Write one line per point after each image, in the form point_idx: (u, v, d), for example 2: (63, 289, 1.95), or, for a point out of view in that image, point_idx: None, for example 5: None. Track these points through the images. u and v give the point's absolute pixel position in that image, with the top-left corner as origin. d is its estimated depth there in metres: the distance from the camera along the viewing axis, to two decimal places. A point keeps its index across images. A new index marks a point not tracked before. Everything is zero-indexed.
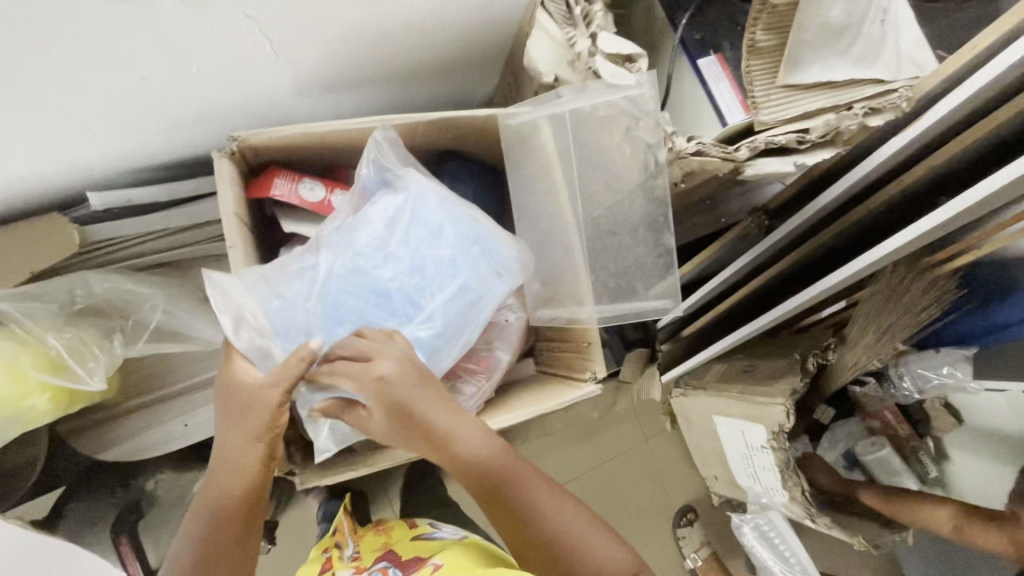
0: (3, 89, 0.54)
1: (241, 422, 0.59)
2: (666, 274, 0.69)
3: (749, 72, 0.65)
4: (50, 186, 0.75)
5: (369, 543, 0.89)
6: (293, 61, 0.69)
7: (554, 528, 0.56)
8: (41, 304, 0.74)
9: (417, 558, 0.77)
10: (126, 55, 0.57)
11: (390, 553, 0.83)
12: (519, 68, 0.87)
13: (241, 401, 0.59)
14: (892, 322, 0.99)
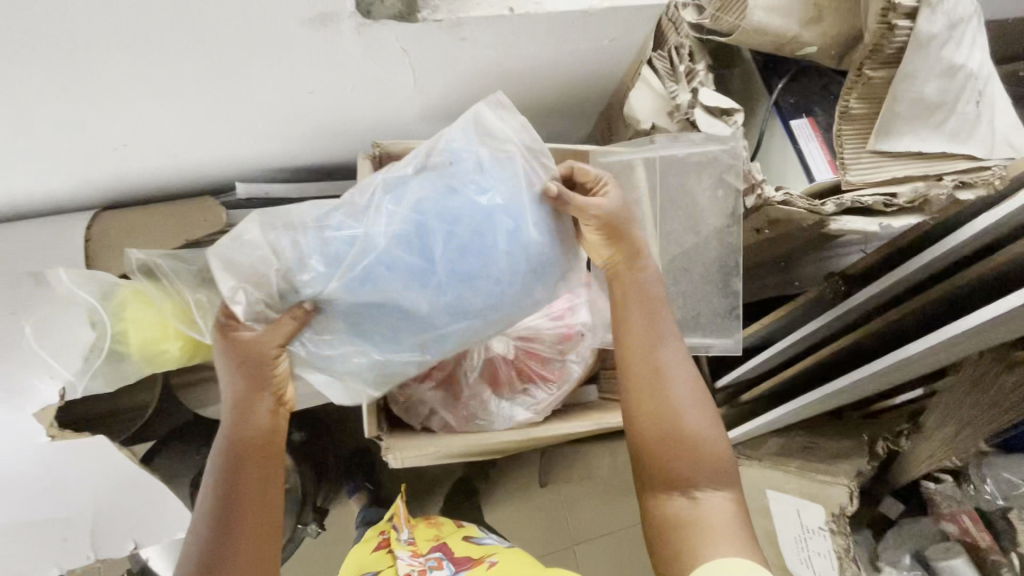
0: (207, 86, 0.68)
1: (257, 377, 0.61)
2: (730, 315, 0.74)
3: (840, 136, 0.69)
4: (210, 172, 0.89)
5: (423, 534, 0.92)
6: (426, 89, 0.81)
7: (693, 419, 0.62)
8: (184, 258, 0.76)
9: (469, 557, 0.82)
10: (303, 69, 0.70)
11: (445, 547, 0.87)
12: (615, 117, 0.95)
13: (254, 359, 0.60)
14: (974, 418, 0.91)
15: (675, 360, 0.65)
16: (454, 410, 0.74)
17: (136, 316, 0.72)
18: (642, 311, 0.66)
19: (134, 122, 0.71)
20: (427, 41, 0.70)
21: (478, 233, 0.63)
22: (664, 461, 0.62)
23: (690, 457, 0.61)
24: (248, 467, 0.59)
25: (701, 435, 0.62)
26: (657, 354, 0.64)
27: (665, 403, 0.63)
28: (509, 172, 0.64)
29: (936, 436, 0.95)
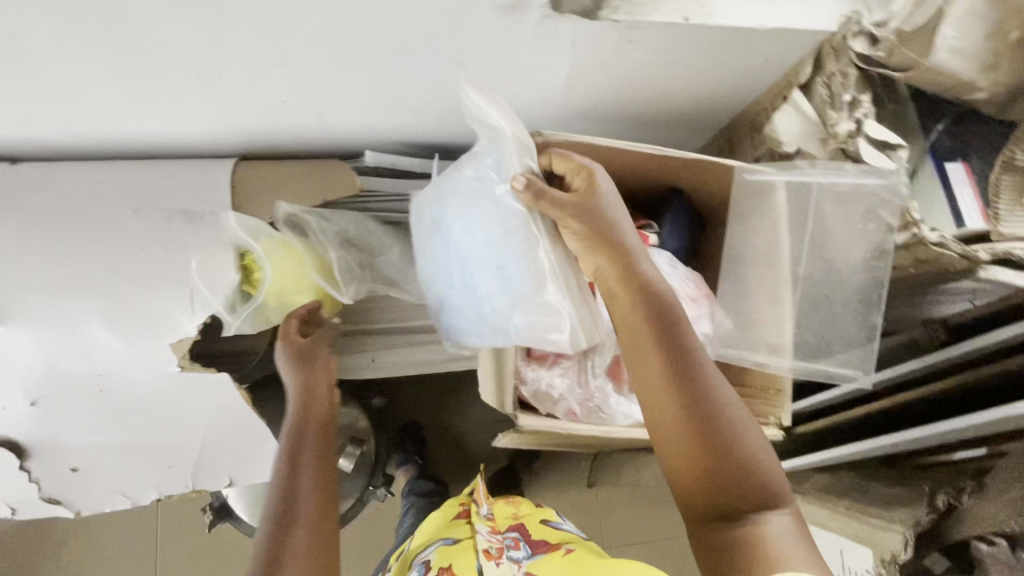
0: (380, 54, 0.70)
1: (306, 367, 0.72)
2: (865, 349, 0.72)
3: (998, 185, 0.69)
4: (345, 139, 0.92)
5: (501, 510, 0.90)
6: (574, 87, 0.83)
7: (743, 433, 0.53)
8: (325, 222, 0.84)
9: (546, 541, 0.80)
10: (472, 51, 0.71)
11: (521, 527, 0.84)
12: (739, 137, 0.96)
13: (297, 347, 0.73)
14: None
15: (710, 369, 0.56)
16: (579, 400, 0.73)
17: (281, 264, 0.80)
18: (664, 317, 0.58)
19: (310, 86, 0.74)
20: (598, 42, 0.72)
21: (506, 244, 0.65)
22: (707, 485, 0.52)
23: (741, 479, 0.52)
24: (309, 438, 0.63)
25: (753, 453, 0.53)
26: (693, 362, 0.56)
27: (706, 419, 0.53)
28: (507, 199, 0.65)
29: (999, 496, 1.01)
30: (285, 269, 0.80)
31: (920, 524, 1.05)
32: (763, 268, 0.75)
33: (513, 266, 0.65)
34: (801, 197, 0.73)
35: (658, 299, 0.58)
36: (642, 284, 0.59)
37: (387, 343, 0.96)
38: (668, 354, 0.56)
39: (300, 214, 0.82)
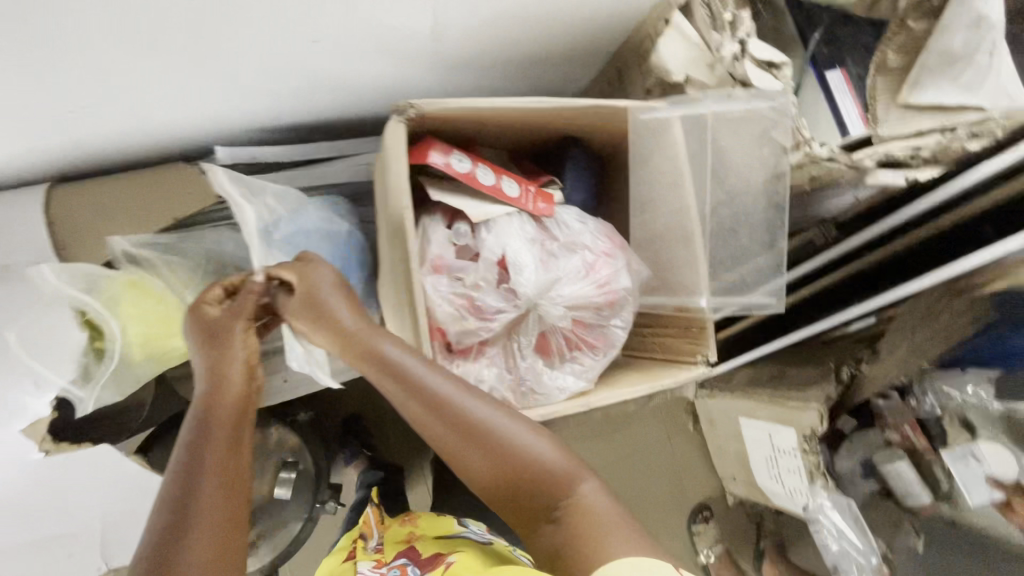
0: (187, 31, 0.56)
1: (215, 346, 0.63)
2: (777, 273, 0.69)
3: (874, 89, 0.72)
4: (186, 137, 0.77)
5: (394, 534, 0.88)
6: (442, 39, 0.73)
7: (518, 450, 0.56)
8: (179, 254, 0.73)
9: (436, 555, 0.75)
10: (308, 13, 0.59)
11: (411, 548, 0.80)
12: (626, 68, 0.91)
13: (205, 322, 0.65)
14: (926, 337, 1.12)
15: (468, 411, 0.58)
16: (510, 384, 0.70)
17: (134, 312, 0.68)
18: (407, 379, 0.59)
19: (110, 86, 0.60)
20: None
21: None
22: (519, 500, 0.56)
23: (536, 486, 0.55)
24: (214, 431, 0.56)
25: (533, 461, 0.56)
26: (454, 415, 0.58)
27: (485, 457, 0.57)
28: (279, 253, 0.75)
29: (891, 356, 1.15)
30: (141, 317, 0.68)
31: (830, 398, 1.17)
32: (670, 209, 0.73)
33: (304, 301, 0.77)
34: (698, 131, 0.70)
35: (404, 365, 0.59)
36: (378, 354, 0.60)
37: (295, 359, 0.86)
38: (435, 409, 0.58)
39: (144, 250, 0.71)
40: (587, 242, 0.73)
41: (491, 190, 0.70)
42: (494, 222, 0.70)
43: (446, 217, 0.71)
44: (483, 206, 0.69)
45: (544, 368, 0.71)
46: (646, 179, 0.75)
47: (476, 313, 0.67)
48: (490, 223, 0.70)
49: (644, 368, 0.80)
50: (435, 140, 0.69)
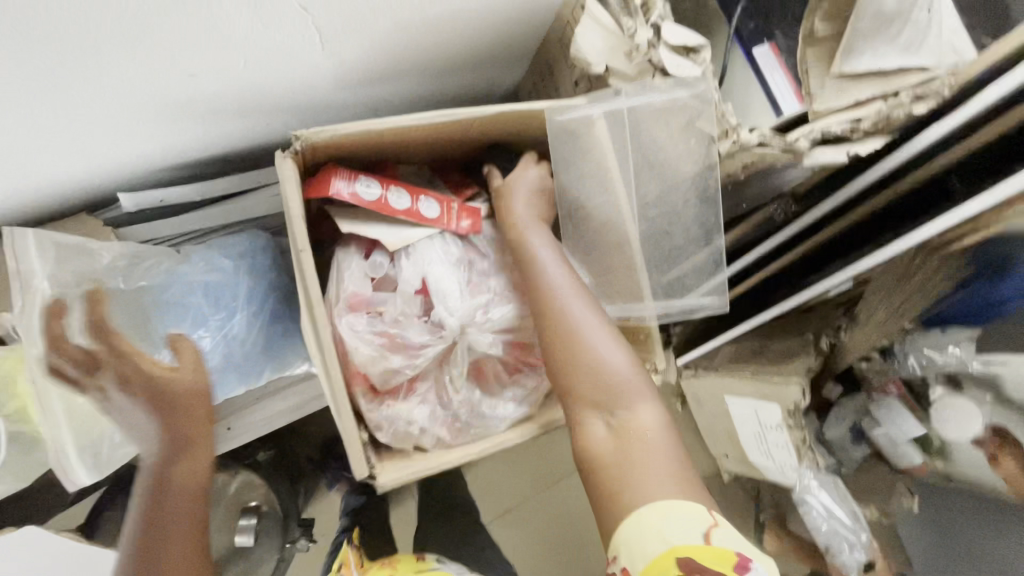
0: (28, 77, 0.50)
1: (151, 390, 0.59)
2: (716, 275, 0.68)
3: (804, 61, 0.67)
4: (78, 187, 0.72)
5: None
6: (338, 53, 0.67)
7: (598, 370, 0.61)
8: None
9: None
10: (167, 46, 0.54)
11: None
12: (554, 60, 0.86)
13: (135, 372, 0.58)
14: (903, 302, 1.09)
15: (572, 319, 0.63)
16: (446, 422, 0.67)
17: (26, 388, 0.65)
18: (546, 287, 0.64)
19: None
20: None
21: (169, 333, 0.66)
22: (582, 406, 0.61)
23: (602, 398, 0.61)
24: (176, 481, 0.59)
25: (612, 379, 0.61)
26: (557, 316, 0.63)
27: (567, 356, 0.62)
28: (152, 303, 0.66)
29: (869, 322, 1.15)
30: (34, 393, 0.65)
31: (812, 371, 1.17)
32: (602, 211, 0.69)
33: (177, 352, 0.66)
34: (621, 129, 0.65)
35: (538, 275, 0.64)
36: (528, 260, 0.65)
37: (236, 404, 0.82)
38: (544, 317, 0.63)
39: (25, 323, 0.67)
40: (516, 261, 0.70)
41: (409, 214, 0.64)
42: (413, 248, 0.65)
43: (363, 246, 0.66)
44: (400, 231, 0.65)
45: (482, 399, 0.68)
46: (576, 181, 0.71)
47: (397, 350, 0.63)
48: (409, 249, 0.65)
49: None
50: (338, 167, 0.63)
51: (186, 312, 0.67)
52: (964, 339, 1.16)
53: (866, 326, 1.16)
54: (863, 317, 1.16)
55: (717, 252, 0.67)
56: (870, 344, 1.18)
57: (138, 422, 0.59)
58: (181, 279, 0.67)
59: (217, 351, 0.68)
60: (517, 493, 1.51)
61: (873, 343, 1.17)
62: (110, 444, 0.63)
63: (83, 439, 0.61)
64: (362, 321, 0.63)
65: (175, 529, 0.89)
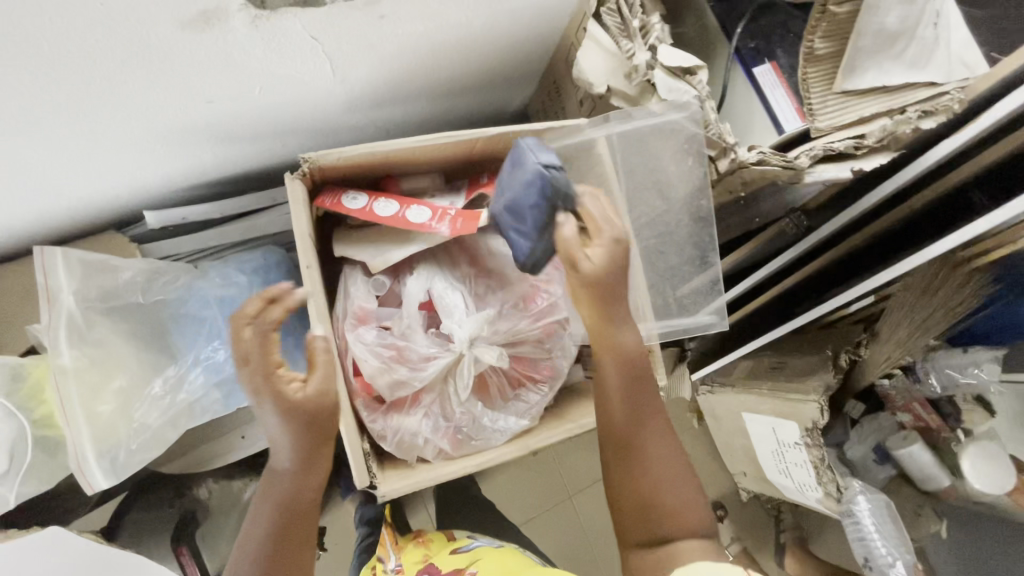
0: (60, 105, 0.54)
1: (286, 404, 0.53)
2: (713, 293, 0.69)
3: (805, 80, 0.66)
4: (106, 205, 0.76)
5: (410, 555, 0.91)
6: (348, 78, 0.70)
7: (670, 487, 0.62)
8: None
9: (456, 571, 0.84)
10: (185, 75, 0.57)
11: (430, 568, 0.86)
12: (560, 78, 0.87)
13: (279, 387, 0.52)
14: (924, 317, 1.09)
15: (652, 440, 0.64)
16: (447, 434, 0.67)
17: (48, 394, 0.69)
18: (632, 389, 0.64)
19: (9, 171, 0.59)
20: (341, 24, 0.59)
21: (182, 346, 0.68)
22: (636, 517, 0.62)
23: (662, 513, 0.61)
24: (295, 487, 0.56)
25: (680, 501, 0.62)
26: (635, 430, 0.64)
27: (635, 468, 0.63)
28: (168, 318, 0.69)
29: (891, 338, 1.13)
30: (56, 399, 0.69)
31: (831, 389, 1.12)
32: None
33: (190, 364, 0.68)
34: (624, 149, 0.67)
35: (626, 373, 0.63)
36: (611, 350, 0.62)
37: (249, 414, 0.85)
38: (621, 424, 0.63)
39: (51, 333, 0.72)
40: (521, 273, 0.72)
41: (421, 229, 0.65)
42: (416, 266, 0.67)
43: (370, 262, 0.69)
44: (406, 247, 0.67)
45: (486, 411, 0.69)
46: None
47: (403, 362, 0.64)
48: (419, 269, 0.68)
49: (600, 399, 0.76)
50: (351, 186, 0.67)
51: (197, 325, 0.69)
52: (987, 359, 1.14)
53: (887, 344, 1.13)
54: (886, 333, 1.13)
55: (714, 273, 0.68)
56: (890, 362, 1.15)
57: (270, 423, 0.54)
58: (194, 294, 0.70)
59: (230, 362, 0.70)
60: (529, 508, 1.49)
61: (896, 360, 1.14)
62: (127, 450, 0.63)
63: (103, 442, 0.61)
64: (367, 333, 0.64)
65: (191, 533, 0.92)
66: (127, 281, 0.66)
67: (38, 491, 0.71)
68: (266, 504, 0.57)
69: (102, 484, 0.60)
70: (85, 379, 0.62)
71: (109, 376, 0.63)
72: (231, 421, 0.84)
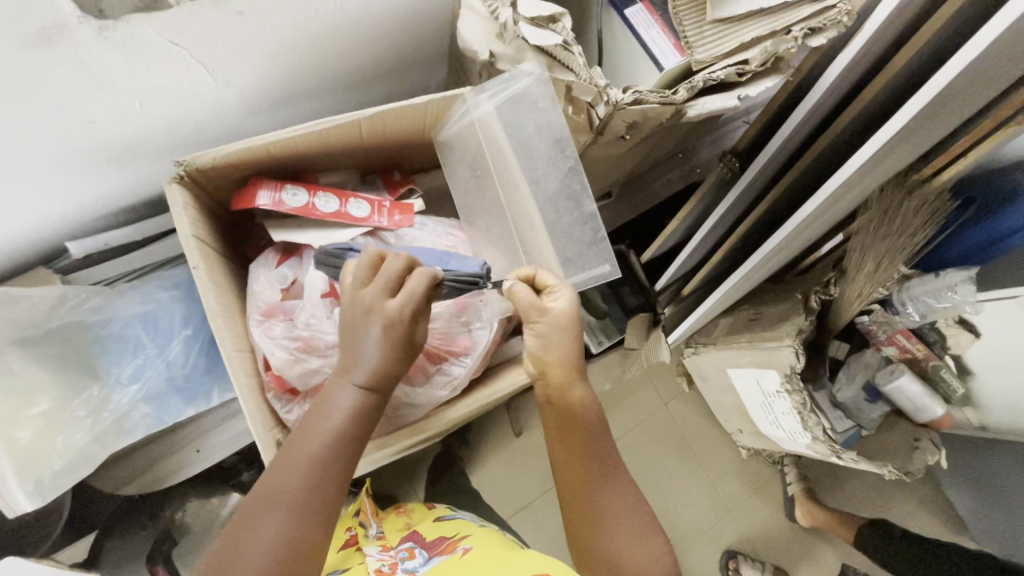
0: None
1: (397, 351, 0.57)
2: (598, 241, 0.66)
3: (676, 12, 0.65)
4: (26, 242, 0.77)
5: (392, 524, 0.83)
6: (234, 82, 0.70)
7: (633, 544, 0.62)
8: None
9: (443, 539, 0.75)
10: (51, 97, 0.58)
11: (416, 534, 0.79)
12: (460, 54, 0.86)
13: (404, 335, 0.56)
14: (891, 243, 1.05)
15: (607, 493, 0.65)
16: None
17: None
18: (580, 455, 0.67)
19: None
20: (200, 28, 0.59)
21: (110, 366, 0.71)
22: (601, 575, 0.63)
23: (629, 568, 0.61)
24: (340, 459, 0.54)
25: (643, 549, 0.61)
26: (593, 486, 0.65)
27: (596, 528, 0.64)
28: (92, 341, 0.71)
29: (860, 274, 1.11)
30: None
31: (803, 332, 1.10)
32: (502, 192, 0.69)
33: (118, 382, 0.70)
34: (515, 112, 0.66)
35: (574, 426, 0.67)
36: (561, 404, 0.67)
37: (199, 428, 0.85)
38: (580, 481, 0.66)
39: None
40: (428, 249, 0.73)
41: (338, 216, 0.69)
42: (323, 255, 0.68)
43: (275, 254, 0.70)
44: (326, 234, 0.69)
45: (404, 390, 0.69)
46: (475, 168, 0.72)
47: (313, 352, 0.66)
48: (321, 253, 0.68)
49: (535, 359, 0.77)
50: (264, 179, 0.68)
51: (121, 344, 0.71)
52: (962, 281, 1.06)
53: (857, 278, 1.11)
54: (853, 269, 1.11)
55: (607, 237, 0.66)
56: (865, 297, 1.12)
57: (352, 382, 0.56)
58: (110, 316, 0.71)
59: (157, 375, 0.72)
60: (527, 493, 1.43)
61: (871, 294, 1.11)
62: (52, 473, 0.65)
63: (25, 468, 0.63)
64: (281, 329, 0.67)
65: (167, 552, 0.95)
66: (39, 309, 0.67)
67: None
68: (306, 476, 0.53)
69: (28, 507, 0.61)
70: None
71: (25, 402, 0.64)
72: (182, 437, 0.84)
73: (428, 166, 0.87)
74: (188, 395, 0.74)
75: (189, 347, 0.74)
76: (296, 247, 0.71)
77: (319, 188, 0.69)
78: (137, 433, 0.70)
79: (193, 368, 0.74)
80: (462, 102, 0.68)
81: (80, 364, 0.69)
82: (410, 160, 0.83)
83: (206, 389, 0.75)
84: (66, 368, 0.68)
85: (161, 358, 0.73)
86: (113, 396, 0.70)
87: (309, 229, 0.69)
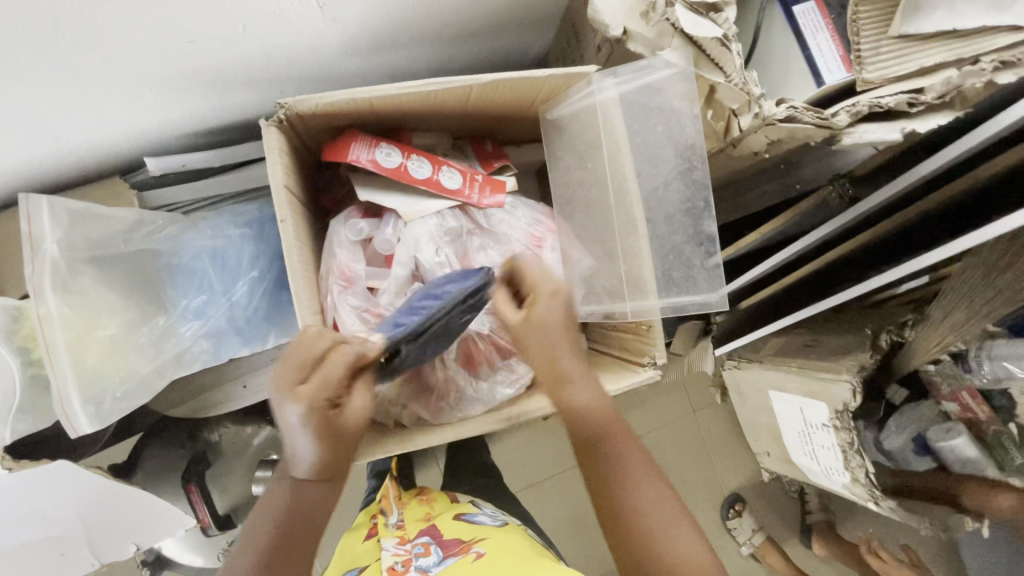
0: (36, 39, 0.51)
1: (335, 453, 0.52)
2: (710, 265, 0.61)
3: (856, 20, 0.56)
4: (105, 150, 0.74)
5: (413, 512, 0.81)
6: (344, 19, 0.64)
7: (660, 508, 0.56)
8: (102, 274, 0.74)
9: (459, 540, 0.72)
10: (164, 11, 0.53)
11: (433, 529, 0.76)
12: (579, 20, 0.77)
13: (328, 427, 0.50)
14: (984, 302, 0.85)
15: (633, 492, 0.57)
16: (428, 403, 0.68)
17: None
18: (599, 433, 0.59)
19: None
20: None
21: (177, 297, 0.72)
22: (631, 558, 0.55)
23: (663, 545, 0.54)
24: (299, 510, 0.53)
25: (661, 502, 0.56)
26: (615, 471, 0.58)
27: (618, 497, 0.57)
28: (164, 267, 0.72)
29: (942, 321, 0.89)
30: None
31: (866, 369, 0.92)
32: (611, 192, 0.63)
33: (182, 312, 0.71)
34: (644, 108, 0.61)
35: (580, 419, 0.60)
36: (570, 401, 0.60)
37: (249, 364, 0.84)
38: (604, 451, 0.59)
39: None
40: (517, 234, 0.69)
41: (427, 185, 0.65)
42: (407, 223, 0.65)
43: (357, 211, 0.68)
44: (418, 202, 0.65)
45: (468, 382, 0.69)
46: (585, 158, 0.66)
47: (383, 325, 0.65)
48: (405, 221, 0.65)
49: (603, 368, 0.74)
50: (361, 133, 0.64)
51: (191, 276, 0.72)
52: None
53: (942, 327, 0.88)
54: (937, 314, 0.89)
55: (718, 261, 0.61)
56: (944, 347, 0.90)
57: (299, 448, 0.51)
58: (182, 242, 0.72)
59: (219, 313, 0.72)
60: (542, 470, 1.38)
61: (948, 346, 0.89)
62: (113, 397, 0.65)
63: (88, 391, 0.62)
64: (354, 299, 0.64)
65: (201, 474, 0.92)
66: (117, 228, 0.68)
67: (35, 429, 0.68)
68: (269, 515, 0.53)
69: (89, 430, 0.61)
70: (70, 326, 0.62)
71: (94, 324, 0.64)
72: (231, 370, 0.84)
73: (522, 139, 0.81)
74: (245, 338, 0.73)
75: (257, 289, 0.74)
76: (382, 207, 0.68)
77: (414, 152, 0.65)
78: (194, 367, 0.71)
79: (257, 310, 0.74)
80: (585, 78, 0.61)
81: (154, 289, 0.71)
82: (506, 129, 0.77)
83: (265, 333, 0.75)
84: (135, 292, 0.70)
85: (231, 295, 0.73)
86: (177, 326, 0.71)
87: (396, 192, 0.65)
